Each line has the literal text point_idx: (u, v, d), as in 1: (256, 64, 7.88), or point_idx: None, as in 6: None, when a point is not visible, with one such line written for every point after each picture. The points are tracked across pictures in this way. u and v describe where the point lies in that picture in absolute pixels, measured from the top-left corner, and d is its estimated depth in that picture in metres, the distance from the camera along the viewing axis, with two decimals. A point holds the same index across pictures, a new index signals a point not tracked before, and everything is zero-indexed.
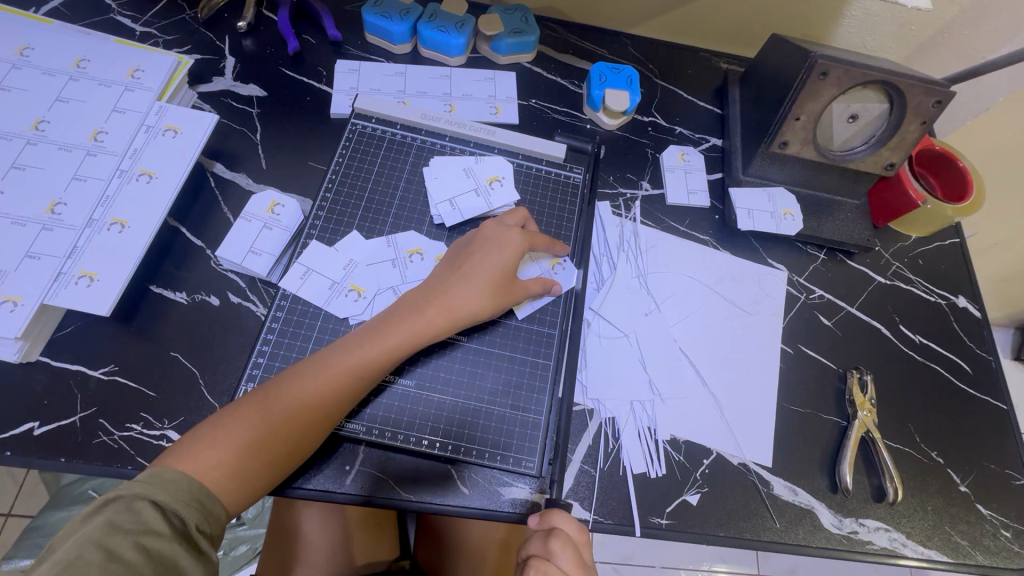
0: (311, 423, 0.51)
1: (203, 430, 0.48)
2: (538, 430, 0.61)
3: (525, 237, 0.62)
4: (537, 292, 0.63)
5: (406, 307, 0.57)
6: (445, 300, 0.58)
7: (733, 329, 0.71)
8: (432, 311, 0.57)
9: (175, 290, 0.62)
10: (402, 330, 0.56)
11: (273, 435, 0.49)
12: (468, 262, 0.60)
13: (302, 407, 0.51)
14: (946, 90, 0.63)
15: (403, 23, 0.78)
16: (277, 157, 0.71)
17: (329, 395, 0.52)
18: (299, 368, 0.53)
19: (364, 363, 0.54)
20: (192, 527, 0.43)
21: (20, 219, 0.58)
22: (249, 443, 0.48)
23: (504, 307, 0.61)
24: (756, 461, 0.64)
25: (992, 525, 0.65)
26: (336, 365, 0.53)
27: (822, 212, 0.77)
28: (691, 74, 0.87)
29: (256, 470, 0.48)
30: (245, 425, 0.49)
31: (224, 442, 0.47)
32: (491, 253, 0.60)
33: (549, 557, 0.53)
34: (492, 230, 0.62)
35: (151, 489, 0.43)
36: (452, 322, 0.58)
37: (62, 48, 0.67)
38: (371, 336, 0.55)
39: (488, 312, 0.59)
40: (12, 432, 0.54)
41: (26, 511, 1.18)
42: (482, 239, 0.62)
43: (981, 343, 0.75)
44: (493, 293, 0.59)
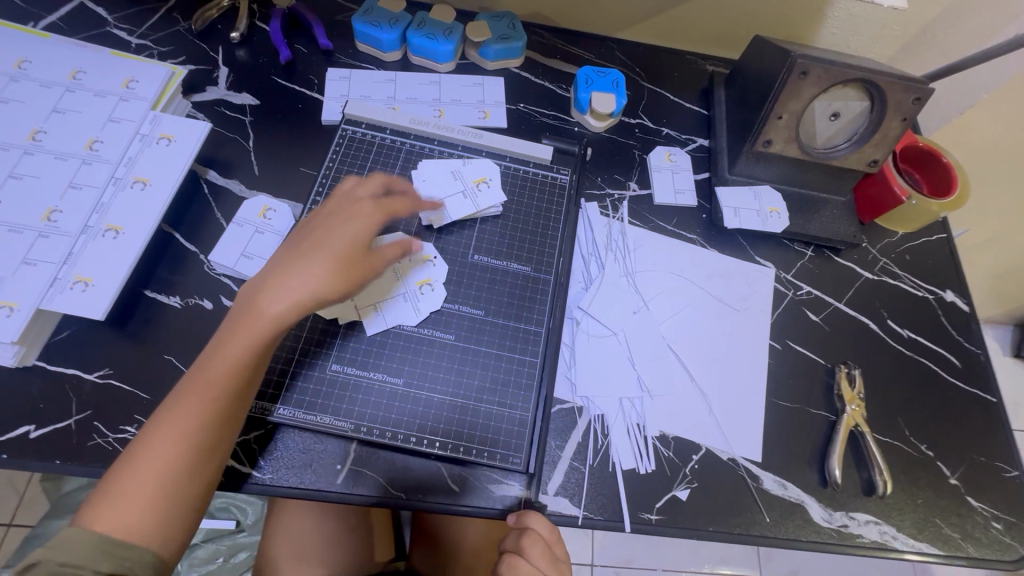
0: (189, 445, 0.49)
1: (99, 486, 0.48)
2: (525, 426, 0.61)
3: (376, 206, 0.60)
4: (401, 253, 0.59)
5: (248, 299, 0.54)
6: (286, 285, 0.53)
7: (720, 325, 0.71)
8: (283, 299, 0.53)
9: (169, 294, 0.63)
10: (254, 325, 0.52)
11: (164, 470, 0.48)
12: (309, 238, 0.56)
13: (175, 437, 0.49)
14: (923, 87, 0.64)
15: (393, 31, 0.79)
16: (270, 163, 0.73)
17: (203, 413, 0.50)
18: (175, 395, 0.51)
19: (260, 333, 0.52)
20: (105, 575, 0.44)
21: (17, 227, 0.59)
22: (143, 485, 0.47)
23: (360, 281, 0.56)
24: (745, 456, 0.64)
25: (983, 517, 0.65)
26: (204, 376, 0.51)
27: (808, 210, 0.78)
28: (678, 76, 0.89)
29: (158, 510, 0.48)
30: (154, 454, 0.48)
31: (113, 492, 0.47)
32: (333, 228, 0.57)
33: (520, 553, 0.56)
34: (342, 202, 0.60)
35: (52, 552, 0.43)
36: (306, 304, 0.54)
37: (58, 61, 0.69)
38: (230, 338, 0.52)
39: (343, 287, 0.55)
40: (8, 436, 0.55)
41: (27, 521, 1.19)
42: (330, 213, 0.59)
43: (970, 337, 0.75)
44: (341, 267, 0.55)
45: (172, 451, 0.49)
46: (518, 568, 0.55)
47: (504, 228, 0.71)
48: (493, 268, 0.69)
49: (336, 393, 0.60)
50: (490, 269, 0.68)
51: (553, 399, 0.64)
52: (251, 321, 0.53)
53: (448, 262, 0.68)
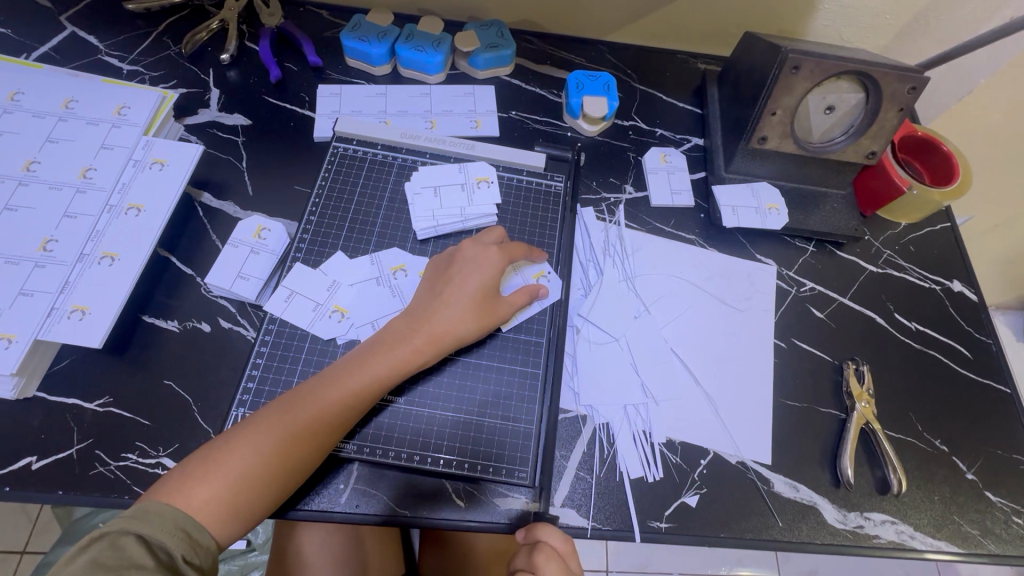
0: (306, 445, 0.52)
1: (195, 460, 0.49)
2: (530, 439, 0.61)
3: (502, 254, 0.63)
4: (524, 303, 0.63)
5: (386, 335, 0.58)
6: (429, 325, 0.58)
7: (724, 327, 0.70)
8: (415, 337, 0.57)
9: (167, 319, 0.63)
10: (390, 353, 0.56)
11: (273, 460, 0.50)
12: (450, 286, 0.60)
13: (291, 438, 0.51)
14: (919, 76, 0.63)
15: (382, 45, 0.79)
16: (264, 183, 0.73)
17: (323, 416, 0.52)
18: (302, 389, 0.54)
19: (399, 361, 0.56)
20: (179, 556, 0.44)
21: (13, 258, 0.59)
22: (240, 473, 0.49)
23: (489, 326, 0.61)
24: (754, 459, 0.63)
25: (1002, 512, 0.64)
26: (330, 388, 0.54)
27: (808, 205, 0.76)
28: (669, 76, 0.88)
29: (249, 500, 0.49)
30: (267, 439, 0.50)
31: (217, 472, 0.48)
32: (467, 277, 0.60)
33: (534, 571, 0.54)
34: (471, 250, 0.62)
35: (137, 524, 0.44)
36: (436, 347, 0.58)
37: (51, 91, 0.69)
38: (367, 358, 0.56)
39: (475, 333, 0.60)
40: (11, 469, 0.55)
41: (41, 547, 1.19)
42: (462, 260, 0.62)
43: (980, 327, 0.74)
44: (477, 315, 0.60)
45: (281, 445, 0.50)
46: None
47: None
48: None
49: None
50: None
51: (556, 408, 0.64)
52: (391, 347, 0.57)
53: None
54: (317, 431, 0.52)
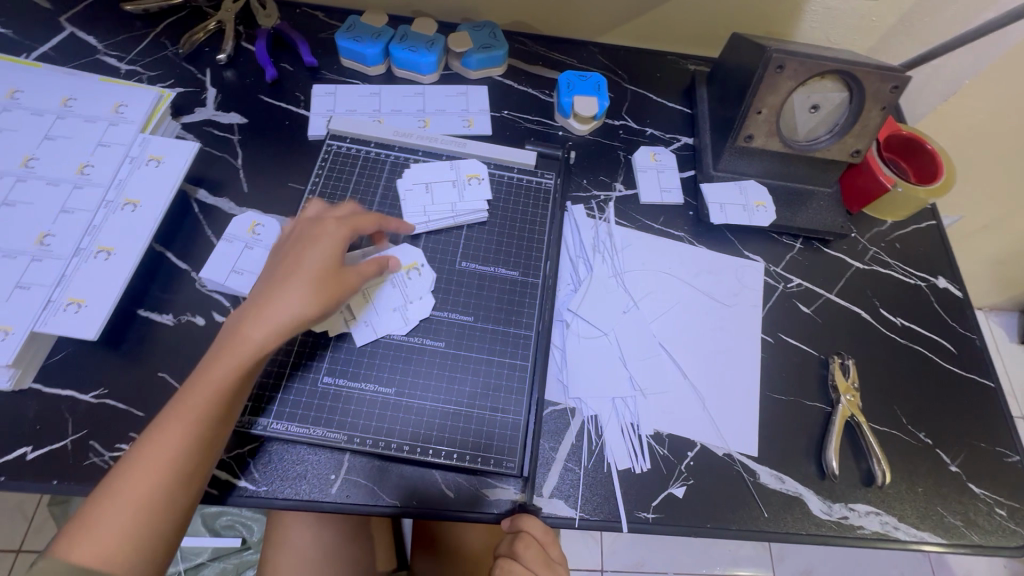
0: (178, 477, 0.48)
1: (61, 532, 0.45)
2: (518, 430, 0.61)
3: (339, 225, 0.59)
4: (375, 274, 0.60)
5: (226, 336, 0.52)
6: (264, 316, 0.52)
7: (712, 322, 0.71)
8: (266, 326, 0.52)
9: (161, 312, 0.64)
10: (234, 355, 0.51)
11: (146, 502, 0.46)
12: (291, 263, 0.56)
13: (165, 462, 0.47)
14: (901, 75, 0.64)
15: (376, 46, 0.81)
16: (259, 180, 0.74)
17: (185, 442, 0.48)
18: (161, 417, 0.49)
19: (252, 351, 0.52)
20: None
21: (11, 252, 0.60)
22: (115, 527, 0.45)
23: (340, 299, 0.57)
24: (740, 450, 0.64)
25: (986, 503, 0.64)
26: (183, 412, 0.49)
27: (795, 203, 0.78)
28: (660, 77, 0.90)
29: (136, 540, 0.46)
30: (139, 472, 0.47)
31: (87, 534, 0.45)
32: (310, 253, 0.56)
33: (514, 556, 0.56)
34: (306, 225, 0.59)
35: (45, 566, 0.42)
36: (290, 330, 0.53)
37: (49, 89, 0.70)
38: (206, 367, 0.51)
39: (323, 312, 0.55)
40: (6, 458, 0.56)
41: (36, 545, 1.19)
42: (297, 240, 0.58)
43: (965, 322, 0.75)
44: (320, 293, 0.55)
45: (150, 485, 0.47)
46: (513, 572, 0.56)
47: (492, 234, 0.72)
48: (482, 274, 0.69)
49: (330, 405, 0.60)
50: (479, 275, 0.69)
51: (545, 401, 0.65)
52: (240, 340, 0.52)
53: (435, 271, 0.68)
54: (185, 445, 0.48)
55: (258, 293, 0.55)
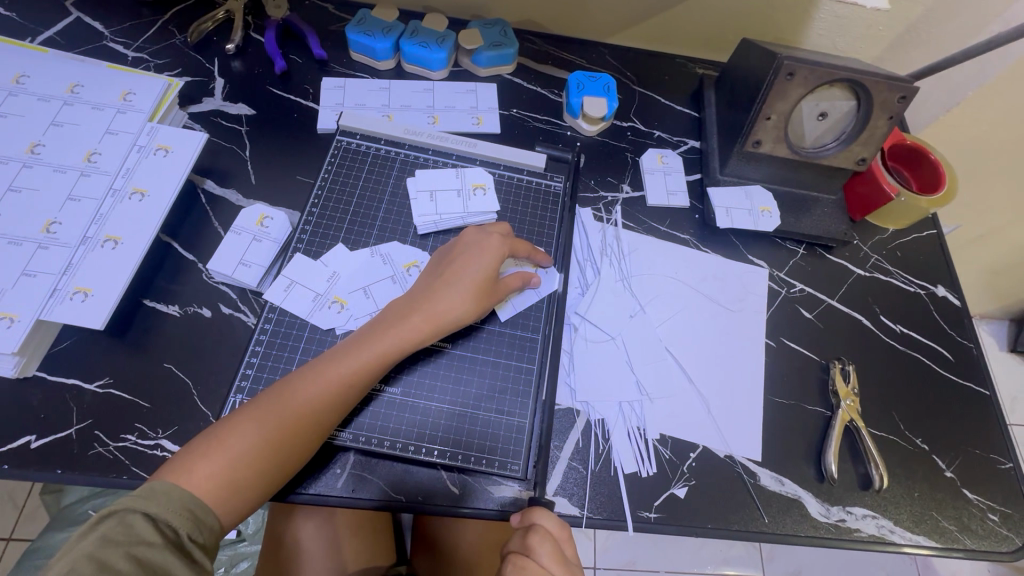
0: (307, 427, 0.53)
1: (199, 441, 0.50)
2: (523, 433, 0.62)
3: (504, 242, 0.64)
4: (519, 287, 0.65)
5: (386, 319, 0.59)
6: (429, 309, 0.59)
7: (717, 326, 0.72)
8: (422, 318, 0.59)
9: (167, 303, 0.64)
10: (391, 337, 0.57)
11: (270, 445, 0.51)
12: (452, 267, 0.62)
13: (293, 418, 0.52)
14: (909, 86, 0.65)
15: (386, 40, 0.80)
16: (267, 172, 0.73)
17: (329, 398, 0.54)
18: (304, 374, 0.55)
19: (399, 343, 0.57)
20: (183, 536, 0.46)
21: (17, 239, 0.60)
22: (249, 453, 0.50)
23: (490, 307, 0.63)
24: (742, 454, 0.65)
25: (979, 509, 0.66)
26: (331, 372, 0.55)
27: (799, 209, 0.78)
28: (668, 80, 0.90)
29: (246, 482, 0.50)
30: (267, 423, 0.51)
31: (218, 452, 0.50)
32: (470, 260, 0.62)
33: (527, 553, 0.54)
34: (472, 236, 0.64)
35: (143, 502, 0.45)
36: (441, 327, 0.59)
37: (56, 75, 0.70)
38: (368, 341, 0.57)
39: (474, 314, 0.61)
40: (10, 446, 0.56)
41: (27, 534, 1.18)
42: (462, 246, 0.64)
43: (963, 331, 0.76)
44: (475, 297, 0.61)
45: (291, 423, 0.52)
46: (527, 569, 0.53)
47: None
48: None
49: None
50: None
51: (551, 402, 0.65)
52: (394, 326, 0.58)
53: None
54: (321, 406, 0.54)
55: (417, 290, 0.61)
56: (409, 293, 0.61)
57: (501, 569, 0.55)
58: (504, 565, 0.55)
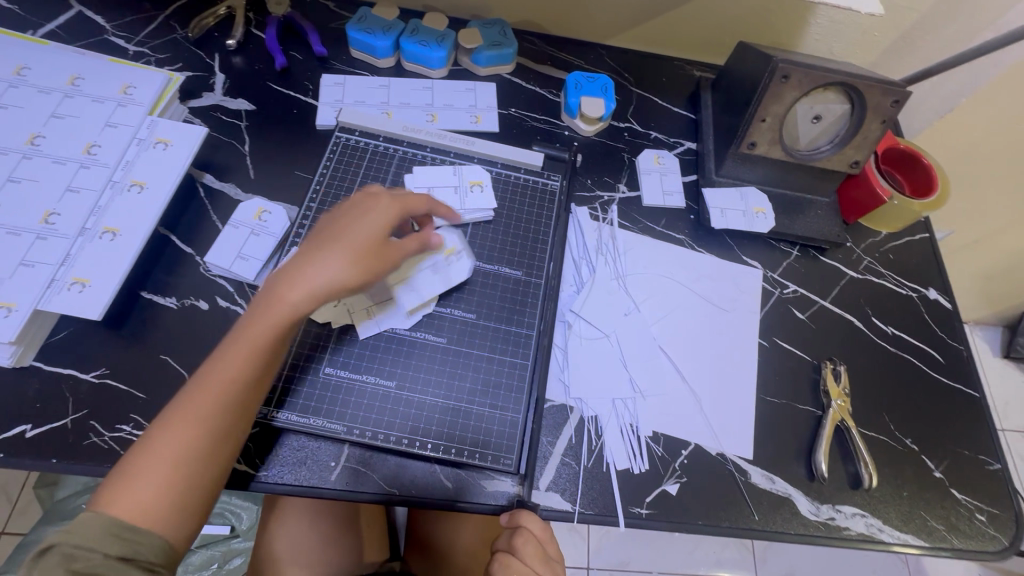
0: (219, 424, 0.50)
1: (115, 468, 0.48)
2: (516, 428, 0.62)
3: (391, 201, 0.61)
4: (416, 249, 0.62)
5: (263, 295, 0.54)
6: (306, 277, 0.54)
7: (710, 326, 0.73)
8: (302, 289, 0.54)
9: (165, 295, 0.64)
10: (276, 310, 0.53)
11: (186, 453, 0.48)
12: (325, 235, 0.58)
13: (199, 418, 0.49)
14: (902, 90, 0.66)
15: (387, 38, 0.81)
16: (266, 167, 0.74)
17: (233, 381, 0.51)
18: (205, 369, 0.52)
19: (293, 314, 0.54)
20: (119, 557, 0.44)
21: (15, 229, 0.60)
22: (164, 463, 0.47)
23: (382, 270, 0.58)
24: (733, 452, 0.66)
25: (967, 509, 0.66)
26: (223, 362, 0.52)
27: (794, 211, 0.79)
28: (666, 81, 0.91)
29: (173, 496, 0.47)
30: (181, 429, 0.49)
31: (134, 473, 0.47)
32: (340, 224, 0.59)
33: (512, 551, 0.57)
34: (356, 199, 0.61)
35: (67, 536, 0.43)
36: (329, 294, 0.55)
37: (57, 67, 0.70)
38: (253, 319, 0.53)
39: (363, 278, 0.56)
40: (5, 435, 0.56)
41: (20, 528, 1.18)
42: (348, 210, 0.60)
43: (953, 333, 0.77)
44: (357, 261, 0.56)
45: (199, 421, 0.49)
46: (510, 567, 0.56)
47: (496, 233, 0.73)
48: (486, 272, 0.70)
49: (338, 397, 0.61)
50: (483, 273, 0.70)
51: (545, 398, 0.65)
52: (277, 302, 0.54)
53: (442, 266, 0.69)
54: (224, 400, 0.51)
55: (292, 262, 0.57)
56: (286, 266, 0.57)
57: (489, 566, 0.58)
58: (492, 562, 0.58)
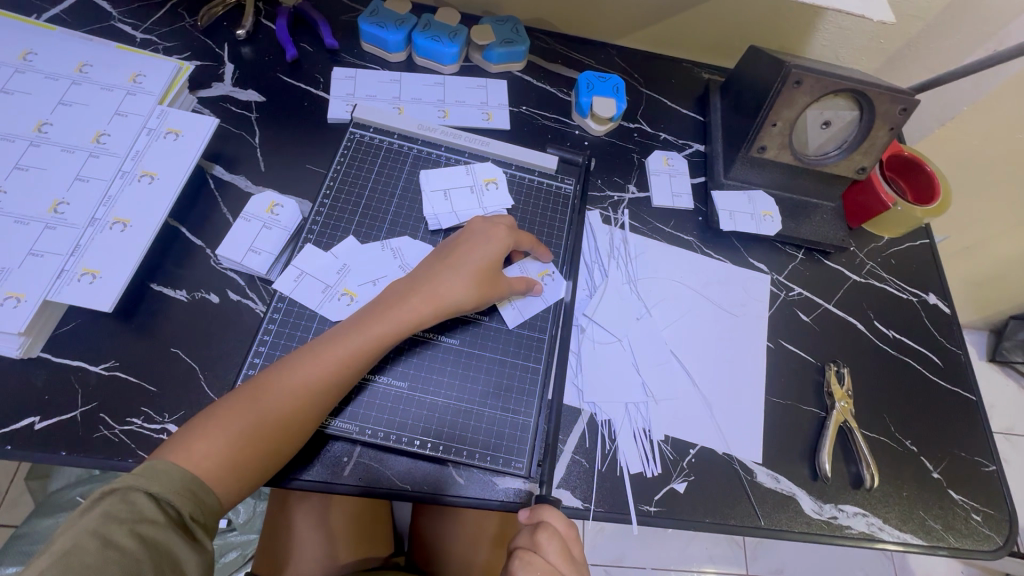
0: (306, 406, 0.53)
1: (196, 421, 0.50)
2: (527, 432, 0.63)
3: (509, 232, 0.65)
4: (522, 291, 0.67)
5: (388, 298, 0.59)
6: (436, 292, 0.60)
7: (719, 329, 0.74)
8: (420, 300, 0.59)
9: (175, 288, 0.64)
10: (394, 316, 0.58)
11: (274, 424, 0.52)
12: (453, 253, 0.63)
13: (290, 397, 0.53)
14: (910, 98, 0.67)
15: (399, 32, 0.81)
16: (276, 160, 0.73)
17: (332, 376, 0.55)
18: (308, 353, 0.55)
19: (404, 323, 0.58)
20: (186, 515, 0.46)
21: (23, 218, 0.59)
22: (246, 430, 0.50)
23: (487, 299, 0.63)
24: (740, 452, 0.67)
25: (963, 509, 0.68)
26: (336, 348, 0.55)
27: (800, 214, 0.80)
28: (675, 83, 0.91)
29: (247, 459, 0.50)
30: (270, 403, 0.52)
31: (216, 431, 0.49)
32: (473, 247, 0.63)
33: (534, 549, 0.54)
34: (479, 225, 0.65)
35: (145, 481, 0.45)
36: (442, 310, 0.60)
37: (65, 54, 0.69)
38: (373, 319, 0.58)
39: (472, 302, 0.62)
40: (13, 427, 0.55)
41: (9, 521, 1.16)
42: (472, 233, 0.64)
43: (951, 338, 0.79)
44: (474, 288, 0.61)
45: (300, 397, 0.53)
46: (534, 566, 0.53)
47: None
48: None
49: (351, 396, 0.61)
50: None
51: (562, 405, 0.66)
52: (395, 310, 0.59)
53: None
54: (325, 386, 0.54)
55: (417, 273, 0.62)
56: (409, 276, 0.62)
57: (506, 565, 0.55)
58: (510, 561, 0.55)
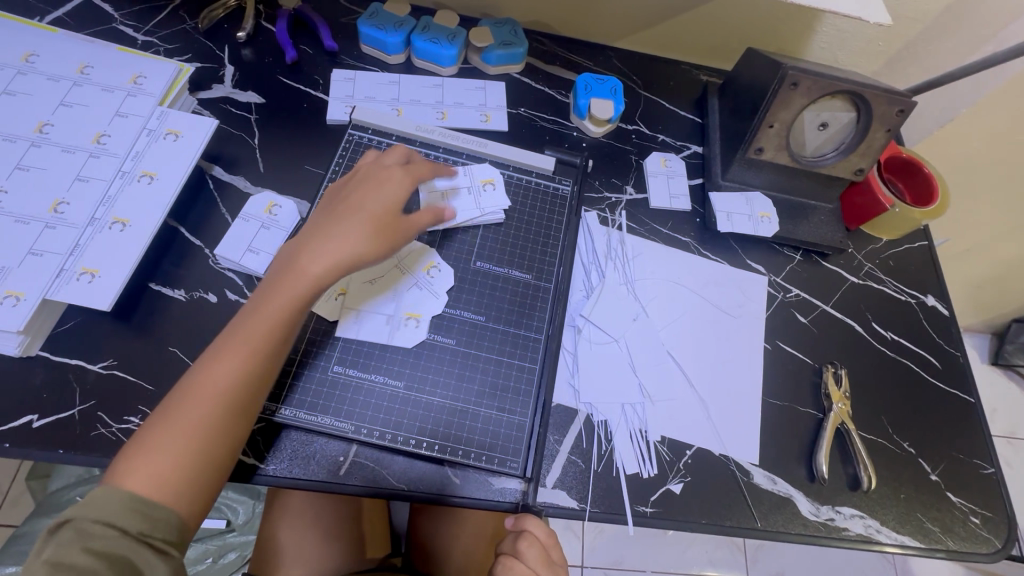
0: (225, 396, 0.52)
1: (133, 443, 0.50)
2: (523, 432, 0.63)
3: (400, 175, 0.64)
4: (429, 223, 0.64)
5: (283, 263, 0.58)
6: (326, 245, 0.58)
7: (716, 330, 0.74)
8: (319, 256, 0.57)
9: (173, 287, 0.64)
10: (296, 280, 0.56)
11: (201, 422, 0.50)
12: (342, 203, 0.62)
13: (212, 395, 0.51)
14: (907, 100, 0.67)
15: (398, 35, 0.81)
16: (275, 161, 0.74)
17: (243, 359, 0.53)
18: (217, 345, 0.54)
19: (305, 281, 0.57)
20: (141, 530, 0.46)
21: (23, 218, 0.59)
22: (177, 437, 0.49)
23: (395, 240, 0.61)
24: (736, 453, 0.67)
25: (962, 511, 0.68)
26: (241, 332, 0.54)
27: (798, 216, 0.80)
28: (673, 85, 0.92)
29: (185, 466, 0.49)
30: (193, 405, 0.51)
31: (151, 448, 0.49)
32: (365, 195, 0.62)
33: (516, 555, 0.58)
34: (368, 171, 0.65)
35: (88, 509, 0.45)
36: (349, 262, 0.58)
37: (67, 55, 0.69)
38: (269, 292, 0.56)
39: (379, 247, 0.60)
40: (12, 425, 0.55)
41: (9, 520, 1.17)
42: (363, 181, 0.64)
43: (950, 340, 0.79)
44: (375, 231, 0.60)
45: (218, 390, 0.52)
46: (515, 571, 0.57)
47: (507, 236, 0.73)
48: (495, 275, 0.70)
49: (299, 384, 0.61)
50: (493, 276, 0.70)
51: (558, 405, 0.66)
52: (297, 273, 0.57)
53: (453, 268, 0.69)
54: (237, 371, 0.53)
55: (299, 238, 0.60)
56: (294, 243, 0.60)
57: (493, 567, 0.59)
58: (495, 564, 0.59)
